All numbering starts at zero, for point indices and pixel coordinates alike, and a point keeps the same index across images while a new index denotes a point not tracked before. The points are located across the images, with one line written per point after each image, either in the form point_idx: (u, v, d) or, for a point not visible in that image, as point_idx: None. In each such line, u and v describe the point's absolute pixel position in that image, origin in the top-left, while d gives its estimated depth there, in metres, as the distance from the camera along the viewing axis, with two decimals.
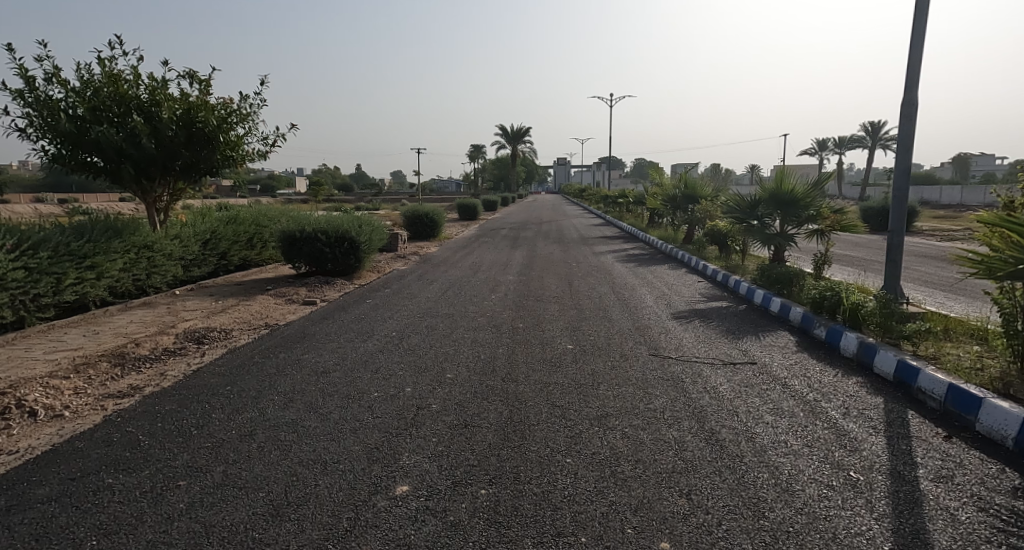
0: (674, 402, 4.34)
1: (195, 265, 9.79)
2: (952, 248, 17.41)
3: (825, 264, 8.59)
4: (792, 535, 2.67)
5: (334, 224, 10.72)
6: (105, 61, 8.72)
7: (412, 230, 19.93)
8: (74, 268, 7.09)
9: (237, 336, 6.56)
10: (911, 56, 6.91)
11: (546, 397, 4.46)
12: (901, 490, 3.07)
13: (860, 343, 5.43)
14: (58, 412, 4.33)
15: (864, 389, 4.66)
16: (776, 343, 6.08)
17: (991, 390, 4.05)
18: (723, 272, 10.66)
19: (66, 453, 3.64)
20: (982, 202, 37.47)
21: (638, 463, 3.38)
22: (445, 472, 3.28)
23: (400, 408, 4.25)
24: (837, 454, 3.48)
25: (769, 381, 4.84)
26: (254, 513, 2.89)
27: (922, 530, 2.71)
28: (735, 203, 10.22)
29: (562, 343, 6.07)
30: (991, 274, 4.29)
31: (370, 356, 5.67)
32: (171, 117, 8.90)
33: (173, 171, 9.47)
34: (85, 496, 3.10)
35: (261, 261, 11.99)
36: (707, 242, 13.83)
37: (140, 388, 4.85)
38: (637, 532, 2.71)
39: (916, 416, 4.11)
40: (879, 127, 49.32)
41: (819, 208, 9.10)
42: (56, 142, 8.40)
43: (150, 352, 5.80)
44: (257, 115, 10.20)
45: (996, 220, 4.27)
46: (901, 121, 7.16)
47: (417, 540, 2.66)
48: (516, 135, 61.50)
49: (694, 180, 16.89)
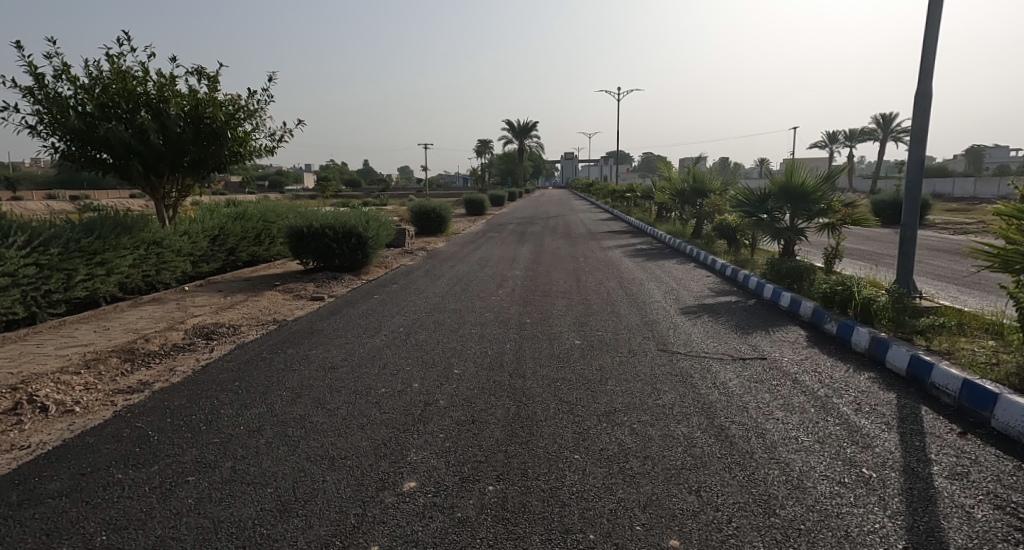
0: (683, 398, 4.30)
1: (204, 261, 9.82)
2: (969, 242, 17.07)
3: (837, 257, 8.46)
4: (804, 533, 2.64)
5: (341, 219, 10.74)
6: (114, 59, 8.75)
7: (418, 225, 19.88)
8: (84, 265, 7.12)
9: (246, 332, 6.59)
10: (926, 47, 6.80)
11: (554, 392, 4.44)
12: (914, 487, 3.03)
13: (872, 339, 5.37)
14: (69, 407, 4.35)
15: (876, 385, 4.60)
16: (786, 339, 6.00)
17: (1007, 385, 3.99)
18: (732, 266, 10.61)
19: (77, 448, 3.65)
20: (997, 195, 36.95)
21: (647, 459, 3.36)
22: (453, 469, 3.26)
23: (408, 405, 4.23)
24: (849, 452, 3.43)
25: (779, 377, 4.79)
26: (261, 509, 2.88)
27: (936, 528, 2.66)
28: (743, 196, 10.08)
29: (570, 339, 6.02)
30: (1008, 267, 4.16)
31: (376, 351, 5.67)
32: (179, 113, 8.90)
33: (181, 167, 9.47)
34: (95, 491, 3.11)
35: (269, 257, 12.03)
36: (715, 238, 13.75)
37: (149, 384, 4.87)
38: (646, 529, 2.68)
39: (930, 412, 4.06)
40: (890, 120, 48.56)
41: (830, 202, 9.00)
42: (66, 140, 8.49)
43: (160, 348, 5.82)
44: (264, 112, 10.18)
45: (1014, 213, 4.15)
46: (915, 112, 7.06)
47: (425, 537, 2.64)
48: (523, 127, 61.53)
49: (702, 173, 16.81)
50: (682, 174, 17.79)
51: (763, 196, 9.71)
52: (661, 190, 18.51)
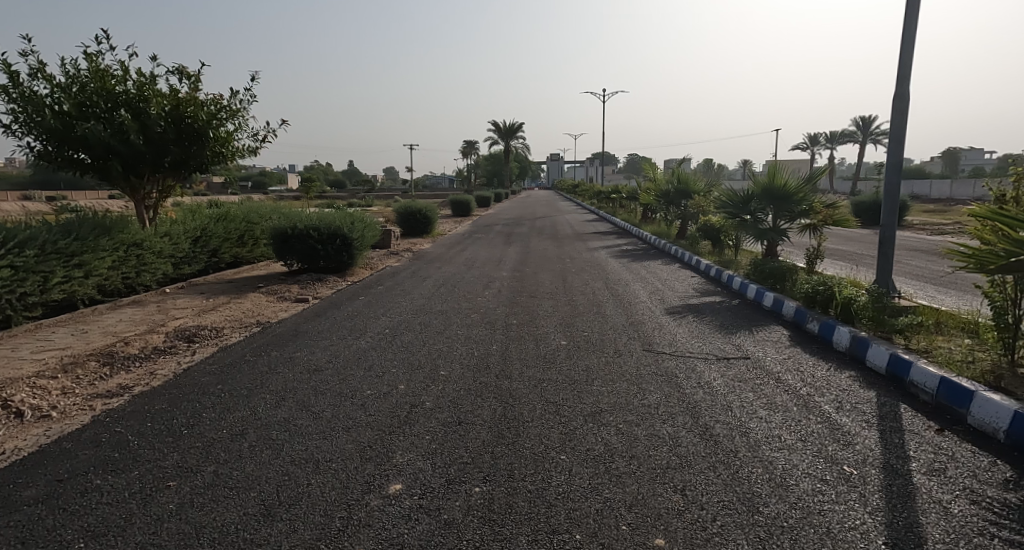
0: (668, 398, 4.33)
1: (185, 263, 9.70)
2: (946, 242, 17.40)
3: (818, 258, 8.58)
4: (787, 530, 2.67)
5: (326, 221, 10.68)
6: (92, 57, 8.61)
7: (404, 225, 19.80)
8: (61, 267, 6.99)
9: (229, 334, 6.51)
10: (903, 51, 6.92)
11: (541, 393, 4.45)
12: (894, 483, 3.08)
13: (853, 338, 5.45)
14: (46, 413, 4.26)
15: (856, 383, 4.67)
16: (769, 338, 6.08)
17: (983, 383, 4.08)
18: (716, 267, 10.71)
19: (54, 454, 3.59)
20: (973, 196, 37.68)
21: (633, 459, 3.37)
22: (439, 471, 3.25)
23: (394, 407, 4.21)
24: (830, 449, 3.48)
25: (763, 376, 4.85)
26: (244, 514, 2.85)
27: (915, 524, 2.71)
28: (727, 197, 10.17)
29: (557, 339, 6.05)
30: (982, 268, 4.19)
31: (362, 353, 5.64)
32: (160, 113, 8.78)
33: (162, 168, 9.33)
34: (73, 498, 3.06)
35: (252, 259, 11.91)
36: (700, 239, 13.87)
37: (129, 387, 4.79)
38: (632, 529, 2.69)
39: (909, 409, 4.13)
40: (869, 123, 49.38)
41: (811, 203, 9.12)
42: (42, 139, 8.33)
43: (140, 351, 5.74)
44: (248, 111, 10.08)
45: (988, 213, 4.16)
46: (893, 114, 7.18)
47: (411, 539, 2.63)
48: (509, 128, 61.67)
49: (686, 174, 16.94)
50: (667, 175, 17.91)
51: (747, 197, 9.81)
52: (646, 191, 18.62)
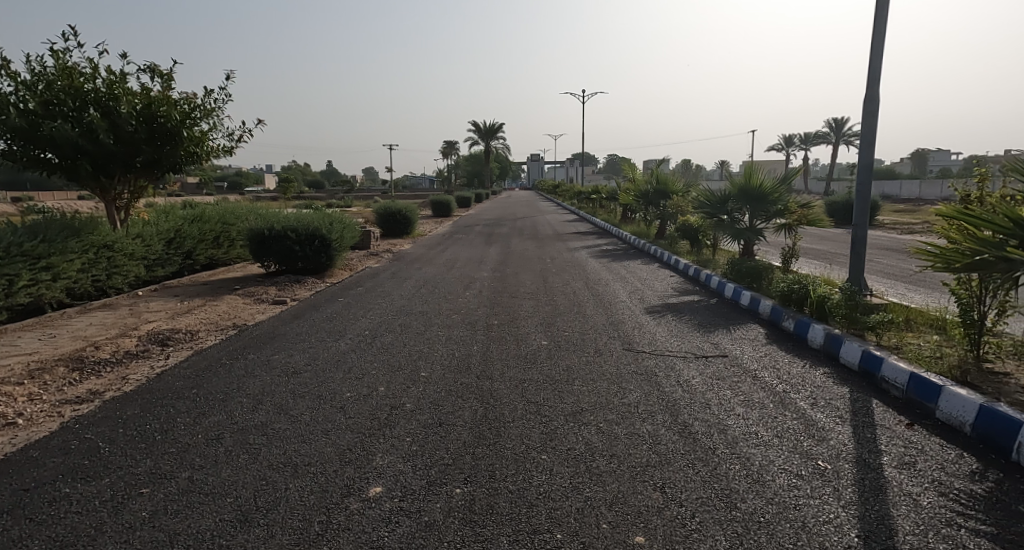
0: (648, 396, 4.37)
1: (159, 265, 9.51)
2: (916, 241, 17.83)
3: (793, 258, 8.73)
4: (763, 526, 2.71)
5: (304, 222, 10.56)
6: (59, 53, 8.39)
7: (383, 226, 19.66)
8: (28, 270, 6.80)
9: (204, 338, 6.40)
10: (874, 54, 7.07)
11: (522, 393, 4.46)
12: (866, 477, 3.14)
13: (827, 335, 5.56)
14: (11, 420, 4.14)
15: (831, 379, 4.76)
16: (747, 336, 6.16)
17: (950, 377, 4.19)
18: (694, 266, 10.82)
19: (20, 463, 3.49)
20: (941, 196, 38.69)
21: (613, 457, 3.40)
22: (419, 473, 3.23)
23: (374, 409, 4.18)
24: (805, 445, 3.54)
25: (741, 374, 4.91)
26: (220, 520, 2.80)
27: (887, 516, 2.77)
28: (704, 197, 10.29)
29: (537, 339, 6.06)
30: (949, 266, 4.26)
31: (341, 355, 5.59)
32: (131, 112, 8.61)
33: (133, 168, 9.14)
34: (40, 507, 2.97)
35: (228, 260, 11.72)
36: (678, 238, 14.02)
37: (99, 393, 4.68)
38: (612, 527, 2.71)
39: (880, 404, 4.22)
40: (841, 125, 50.46)
41: (786, 203, 9.29)
42: (7, 138, 8.09)
43: (111, 356, 5.61)
44: (222, 111, 9.93)
45: (954, 213, 4.26)
46: (864, 116, 7.33)
47: (391, 542, 2.61)
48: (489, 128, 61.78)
49: (665, 175, 17.11)
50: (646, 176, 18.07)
51: (724, 197, 9.94)
52: (626, 191, 18.77)
